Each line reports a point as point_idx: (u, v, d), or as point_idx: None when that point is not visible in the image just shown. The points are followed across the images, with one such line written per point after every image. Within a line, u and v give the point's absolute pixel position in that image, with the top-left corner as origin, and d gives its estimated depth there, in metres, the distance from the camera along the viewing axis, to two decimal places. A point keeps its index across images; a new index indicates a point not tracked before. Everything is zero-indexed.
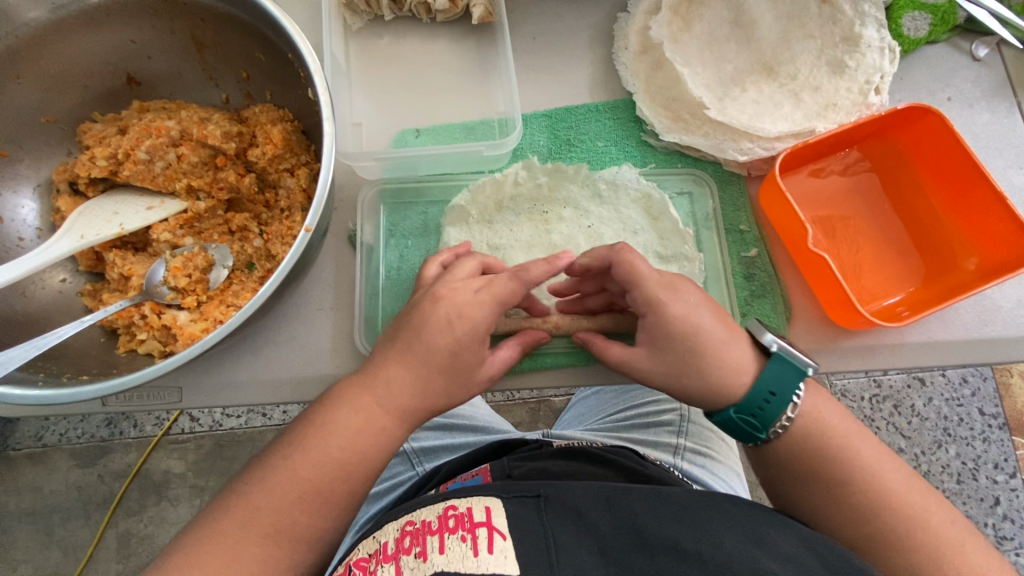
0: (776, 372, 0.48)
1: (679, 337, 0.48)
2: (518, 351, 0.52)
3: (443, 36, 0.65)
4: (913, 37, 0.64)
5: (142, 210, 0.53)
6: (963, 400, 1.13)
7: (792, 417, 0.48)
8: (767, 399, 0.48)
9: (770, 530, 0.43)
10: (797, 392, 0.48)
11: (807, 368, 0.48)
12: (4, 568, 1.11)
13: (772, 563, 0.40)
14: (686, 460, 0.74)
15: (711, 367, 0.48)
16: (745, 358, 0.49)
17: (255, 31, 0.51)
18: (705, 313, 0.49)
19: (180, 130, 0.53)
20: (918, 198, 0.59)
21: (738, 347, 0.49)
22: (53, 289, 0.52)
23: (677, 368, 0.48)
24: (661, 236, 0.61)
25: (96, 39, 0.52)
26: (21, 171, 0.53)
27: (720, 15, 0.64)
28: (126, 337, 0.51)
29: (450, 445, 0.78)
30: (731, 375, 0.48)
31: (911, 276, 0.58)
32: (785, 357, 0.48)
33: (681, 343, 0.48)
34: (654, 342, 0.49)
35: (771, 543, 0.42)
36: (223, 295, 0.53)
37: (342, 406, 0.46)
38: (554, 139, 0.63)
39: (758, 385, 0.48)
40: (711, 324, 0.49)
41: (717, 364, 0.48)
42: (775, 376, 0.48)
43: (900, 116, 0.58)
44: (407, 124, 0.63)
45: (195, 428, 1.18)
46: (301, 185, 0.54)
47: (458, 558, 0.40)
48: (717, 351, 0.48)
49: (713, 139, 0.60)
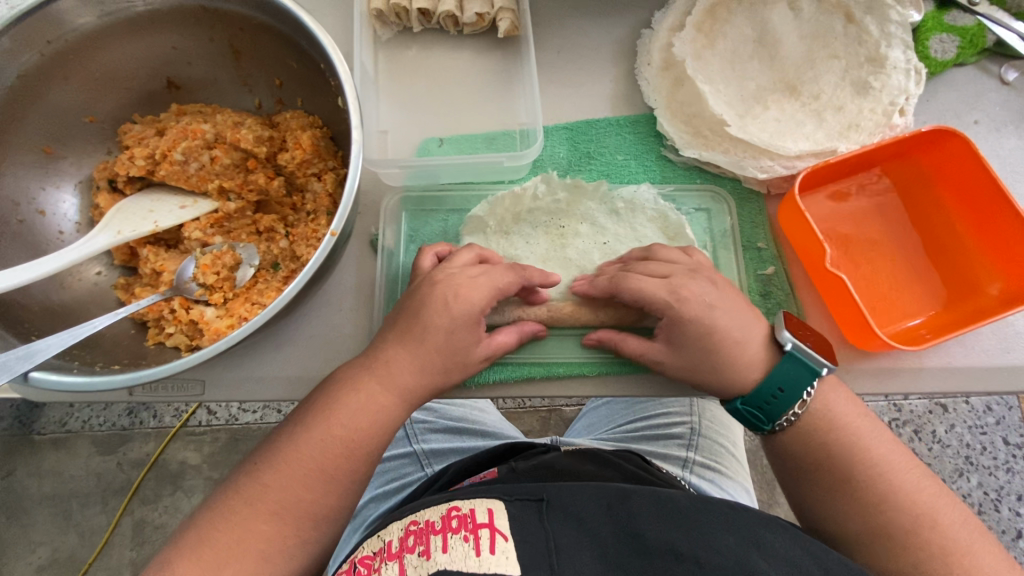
0: (787, 370, 0.49)
1: (694, 338, 0.49)
2: (518, 337, 0.54)
3: (468, 48, 0.67)
4: (940, 60, 0.64)
5: (176, 209, 0.55)
6: (987, 428, 1.11)
7: (800, 412, 0.49)
8: (776, 394, 0.49)
9: (766, 532, 0.45)
10: (808, 390, 0.49)
11: (822, 369, 0.49)
12: (22, 549, 1.15)
13: (764, 563, 0.41)
14: (695, 473, 0.75)
15: (728, 367, 0.49)
16: (761, 353, 0.50)
17: (289, 40, 0.53)
18: (720, 311, 0.50)
19: (215, 133, 0.55)
20: (941, 220, 0.59)
21: (754, 343, 0.50)
22: (89, 280, 0.55)
23: (695, 366, 0.50)
24: None
25: (139, 46, 0.55)
26: (64, 168, 0.56)
27: (744, 33, 0.64)
28: (155, 330, 0.53)
29: (459, 447, 0.81)
30: (748, 371, 0.50)
31: (931, 300, 0.58)
32: (800, 356, 0.49)
33: (695, 345, 0.49)
34: (671, 340, 0.51)
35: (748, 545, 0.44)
36: (249, 293, 0.55)
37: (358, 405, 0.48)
38: (574, 151, 0.64)
39: (767, 381, 0.49)
40: (729, 325, 0.50)
41: (732, 364, 0.49)
42: (786, 374, 0.49)
43: (923, 138, 0.58)
44: (431, 133, 0.64)
45: (212, 421, 1.21)
46: (327, 190, 0.56)
47: (460, 557, 0.41)
48: (734, 350, 0.49)
49: (733, 156, 0.61)
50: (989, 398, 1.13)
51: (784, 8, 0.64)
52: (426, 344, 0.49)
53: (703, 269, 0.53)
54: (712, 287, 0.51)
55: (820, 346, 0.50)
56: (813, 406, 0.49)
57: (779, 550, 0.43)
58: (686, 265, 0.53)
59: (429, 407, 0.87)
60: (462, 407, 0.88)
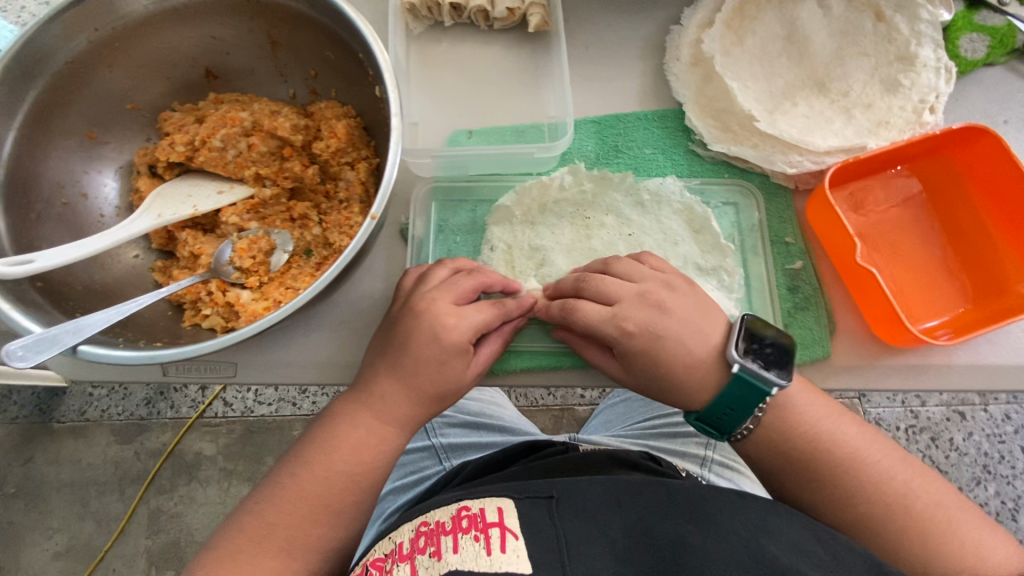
0: (737, 392, 0.49)
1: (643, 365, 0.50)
2: (501, 342, 0.54)
3: (498, 43, 0.68)
4: (970, 59, 0.64)
5: (214, 194, 0.57)
6: (1006, 437, 1.11)
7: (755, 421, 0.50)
8: (727, 411, 0.49)
9: (776, 519, 0.46)
10: (760, 405, 0.49)
11: (772, 387, 0.48)
12: (39, 536, 1.17)
13: (777, 549, 0.42)
14: (713, 472, 0.74)
15: (677, 391, 0.50)
16: (710, 377, 0.50)
17: (328, 31, 0.54)
18: (667, 337, 0.50)
19: (253, 121, 0.57)
20: (971, 218, 0.59)
21: (702, 368, 0.50)
22: (127, 262, 0.56)
23: (653, 389, 0.51)
24: (702, 249, 0.61)
25: (181, 35, 0.56)
26: (107, 153, 0.57)
27: (773, 31, 0.65)
28: (191, 312, 0.54)
29: (476, 442, 0.81)
30: (695, 394, 0.50)
31: (960, 297, 0.58)
32: (747, 376, 0.48)
33: (644, 368, 0.50)
34: (624, 364, 0.52)
35: (775, 534, 0.44)
36: (283, 277, 0.56)
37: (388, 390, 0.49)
38: (603, 144, 0.65)
39: (717, 402, 0.49)
40: (677, 351, 0.50)
41: (680, 387, 0.50)
42: (736, 395, 0.49)
43: (955, 135, 0.58)
44: (461, 125, 0.65)
45: (228, 412, 1.22)
46: (360, 178, 0.57)
47: (471, 557, 0.41)
48: (683, 375, 0.49)
49: (762, 151, 0.61)
50: (1008, 406, 1.13)
51: (813, 6, 0.64)
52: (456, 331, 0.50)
53: (653, 291, 0.53)
54: (658, 314, 0.51)
55: (769, 362, 0.49)
56: (819, 405, 0.51)
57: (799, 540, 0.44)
58: (633, 289, 0.53)
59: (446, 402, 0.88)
60: (480, 402, 0.89)
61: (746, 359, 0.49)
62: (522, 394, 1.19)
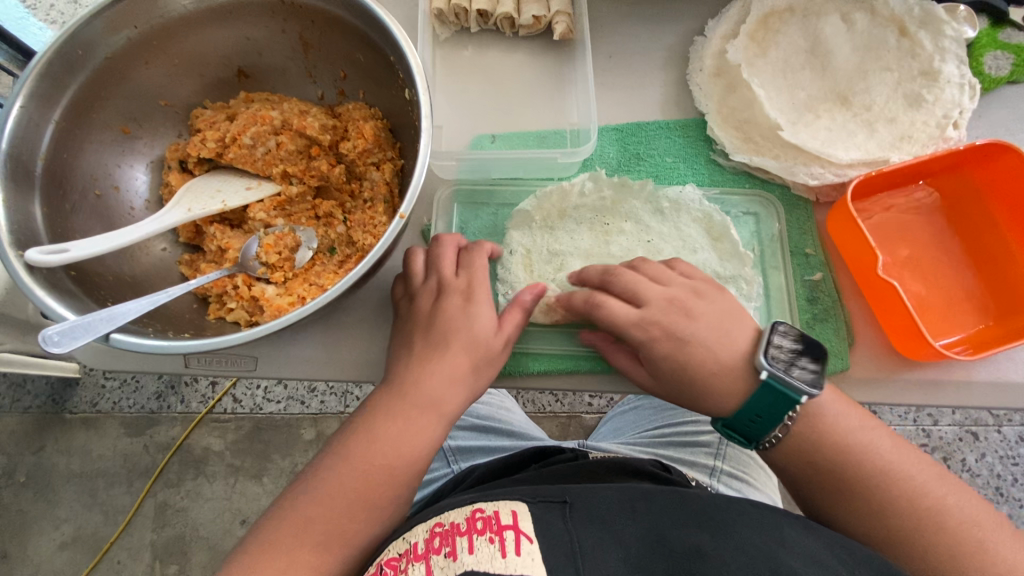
0: (766, 399, 0.48)
1: (669, 373, 0.50)
2: (523, 314, 0.54)
3: (523, 49, 0.69)
4: (994, 76, 0.65)
5: (242, 190, 0.58)
6: (1019, 459, 1.10)
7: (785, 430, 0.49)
8: (755, 419, 0.49)
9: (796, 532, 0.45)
10: (790, 413, 0.48)
11: (802, 396, 0.47)
12: (46, 525, 1.18)
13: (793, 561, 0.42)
14: (722, 482, 0.74)
15: (704, 397, 0.50)
16: (737, 384, 0.49)
17: (359, 33, 0.55)
18: (694, 345, 0.50)
19: (282, 120, 0.58)
20: (993, 235, 0.59)
21: (729, 375, 0.49)
22: (155, 255, 0.57)
23: (679, 397, 0.51)
24: (720, 257, 0.61)
25: (216, 35, 0.58)
26: (139, 148, 0.58)
27: (797, 44, 0.65)
28: (216, 305, 0.55)
29: (486, 446, 0.82)
30: (723, 403, 0.49)
31: (981, 314, 0.57)
32: (778, 383, 0.48)
33: (670, 377, 0.51)
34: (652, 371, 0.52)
35: (794, 543, 0.44)
36: (306, 274, 0.57)
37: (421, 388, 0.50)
38: (624, 152, 0.65)
39: (744, 408, 0.49)
40: (703, 358, 0.50)
41: (707, 397, 0.50)
42: (764, 402, 0.48)
43: (978, 152, 0.58)
44: (484, 130, 0.66)
45: (238, 409, 1.23)
46: (385, 178, 0.58)
47: (487, 559, 0.40)
48: (708, 379, 0.49)
49: (784, 162, 0.61)
50: (1022, 428, 1.12)
51: (837, 20, 0.65)
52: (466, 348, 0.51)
53: (681, 298, 0.53)
54: (684, 320, 0.51)
55: (801, 369, 0.48)
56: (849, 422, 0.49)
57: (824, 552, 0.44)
58: (661, 293, 0.53)
59: None
60: (490, 406, 0.89)
61: (775, 366, 0.48)
62: (529, 399, 1.19)
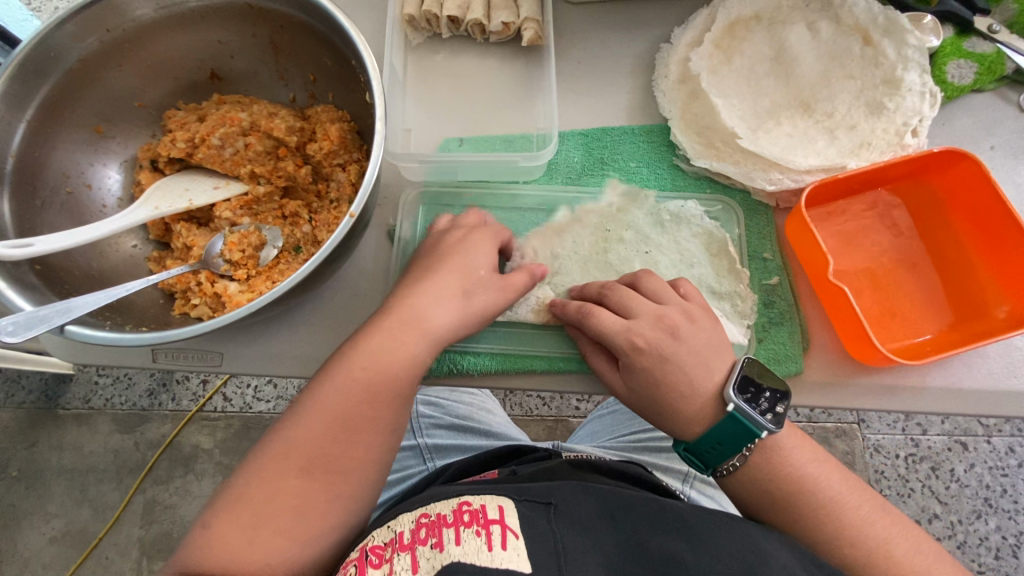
0: (728, 429, 0.49)
1: (645, 386, 0.51)
2: (529, 277, 0.57)
3: (493, 55, 0.70)
4: (958, 84, 0.65)
5: (209, 189, 0.59)
6: (1008, 470, 1.10)
7: (738, 464, 0.50)
8: (715, 446, 0.49)
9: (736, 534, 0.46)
10: (747, 446, 0.49)
11: (761, 431, 0.48)
12: (37, 520, 1.19)
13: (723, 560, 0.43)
14: (693, 488, 0.75)
15: (670, 415, 0.50)
16: (704, 408, 0.50)
17: (324, 38, 0.56)
18: (674, 364, 0.50)
19: (251, 121, 0.59)
20: (951, 241, 0.59)
21: (698, 398, 0.50)
22: (125, 251, 0.58)
23: (646, 409, 0.52)
24: (718, 273, 0.62)
25: (188, 39, 0.59)
26: (113, 147, 0.60)
27: (762, 52, 0.66)
28: (181, 301, 0.57)
29: (462, 445, 0.83)
30: (686, 425, 0.50)
31: (939, 319, 0.58)
32: (740, 416, 0.48)
33: (643, 390, 0.51)
34: (627, 383, 0.52)
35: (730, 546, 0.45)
36: (270, 272, 0.58)
37: (375, 374, 0.49)
38: (589, 157, 0.66)
39: (706, 435, 0.49)
40: (679, 378, 0.50)
41: (672, 415, 0.50)
42: (726, 431, 0.49)
43: (934, 159, 0.58)
44: (452, 133, 0.67)
45: (228, 407, 1.24)
46: (350, 180, 0.59)
47: (473, 551, 0.41)
48: (680, 398, 0.50)
49: (743, 168, 0.62)
50: (1012, 439, 1.12)
51: (802, 29, 0.66)
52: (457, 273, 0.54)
53: (672, 317, 0.52)
54: (669, 340, 0.51)
55: (764, 403, 0.49)
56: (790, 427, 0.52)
57: (774, 559, 0.44)
58: (653, 310, 0.53)
59: (436, 404, 0.90)
60: (469, 406, 0.90)
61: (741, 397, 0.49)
62: (516, 403, 1.20)
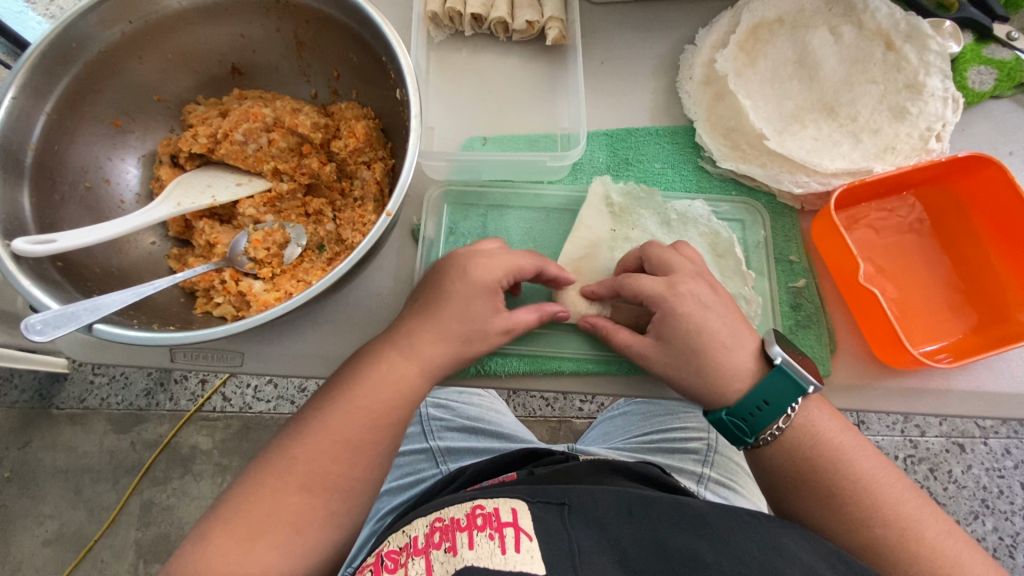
0: (775, 385, 0.49)
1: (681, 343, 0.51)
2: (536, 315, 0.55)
3: (515, 54, 0.70)
4: (978, 90, 0.66)
5: (232, 185, 0.58)
6: (1004, 472, 1.11)
7: (783, 428, 0.50)
8: (761, 407, 0.49)
9: (785, 539, 0.45)
10: (792, 405, 0.49)
11: (809, 387, 0.49)
12: (30, 523, 1.16)
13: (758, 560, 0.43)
14: (709, 490, 0.74)
15: (710, 377, 0.50)
16: (751, 364, 0.51)
17: (352, 33, 0.55)
18: (704, 319, 0.51)
19: (274, 117, 0.58)
20: (974, 246, 0.59)
21: (729, 354, 0.50)
22: (144, 248, 0.57)
23: (680, 367, 0.51)
24: (722, 273, 0.62)
25: (211, 32, 0.58)
26: (131, 141, 0.59)
27: (785, 55, 0.66)
28: (203, 299, 0.56)
29: (475, 448, 0.82)
30: (730, 383, 0.50)
31: (962, 324, 0.58)
32: (787, 373, 0.49)
33: (681, 348, 0.51)
34: (664, 341, 0.52)
35: (777, 551, 0.44)
36: (294, 270, 0.57)
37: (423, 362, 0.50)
38: (614, 157, 0.66)
39: (753, 393, 0.49)
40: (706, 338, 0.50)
41: (713, 374, 0.50)
42: (773, 388, 0.49)
43: (960, 164, 0.58)
44: (476, 132, 0.67)
45: (226, 407, 1.22)
46: (376, 177, 0.58)
47: (487, 554, 0.41)
48: (719, 358, 0.50)
49: (770, 170, 0.63)
50: (1008, 441, 1.13)
51: (825, 33, 0.66)
52: (445, 311, 0.51)
53: (684, 279, 0.53)
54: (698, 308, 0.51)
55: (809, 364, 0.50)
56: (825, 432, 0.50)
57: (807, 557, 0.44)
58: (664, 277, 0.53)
59: (446, 405, 0.88)
60: (479, 407, 0.89)
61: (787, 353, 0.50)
62: (520, 403, 1.19)
